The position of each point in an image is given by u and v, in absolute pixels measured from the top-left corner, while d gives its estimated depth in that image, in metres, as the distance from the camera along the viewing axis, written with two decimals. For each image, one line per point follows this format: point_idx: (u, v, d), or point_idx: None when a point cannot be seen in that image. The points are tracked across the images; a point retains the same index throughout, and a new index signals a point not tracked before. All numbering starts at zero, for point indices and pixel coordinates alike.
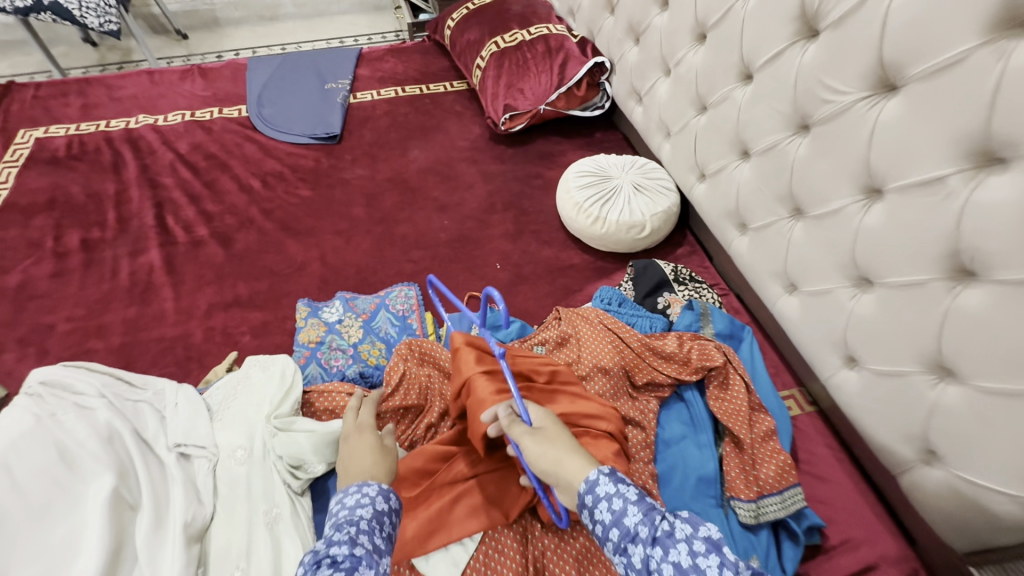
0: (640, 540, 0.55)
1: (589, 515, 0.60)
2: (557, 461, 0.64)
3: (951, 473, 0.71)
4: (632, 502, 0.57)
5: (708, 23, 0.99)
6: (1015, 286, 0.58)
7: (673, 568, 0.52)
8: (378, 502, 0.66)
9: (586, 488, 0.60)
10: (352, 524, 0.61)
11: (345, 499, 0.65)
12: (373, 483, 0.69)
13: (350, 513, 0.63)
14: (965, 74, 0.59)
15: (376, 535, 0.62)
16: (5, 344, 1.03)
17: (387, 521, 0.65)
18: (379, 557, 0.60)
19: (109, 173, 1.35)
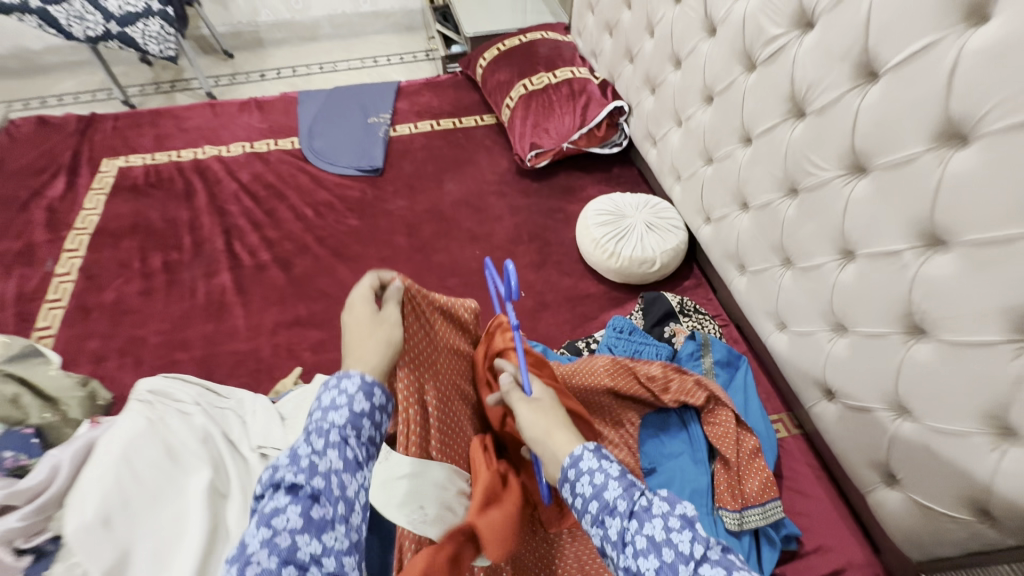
0: (618, 513, 0.60)
1: (570, 488, 0.64)
2: (545, 433, 0.69)
3: (907, 494, 0.84)
4: (614, 477, 0.62)
5: (715, 89, 1.11)
6: (953, 345, 0.71)
7: (647, 540, 0.57)
8: (355, 403, 0.61)
9: (570, 462, 0.65)
10: (321, 436, 0.58)
11: (322, 399, 0.62)
12: (354, 375, 0.64)
13: (322, 419, 0.60)
14: (915, 170, 0.72)
15: (347, 446, 0.59)
16: (106, 353, 1.22)
17: (366, 424, 0.62)
18: (349, 474, 0.58)
19: (183, 201, 1.54)
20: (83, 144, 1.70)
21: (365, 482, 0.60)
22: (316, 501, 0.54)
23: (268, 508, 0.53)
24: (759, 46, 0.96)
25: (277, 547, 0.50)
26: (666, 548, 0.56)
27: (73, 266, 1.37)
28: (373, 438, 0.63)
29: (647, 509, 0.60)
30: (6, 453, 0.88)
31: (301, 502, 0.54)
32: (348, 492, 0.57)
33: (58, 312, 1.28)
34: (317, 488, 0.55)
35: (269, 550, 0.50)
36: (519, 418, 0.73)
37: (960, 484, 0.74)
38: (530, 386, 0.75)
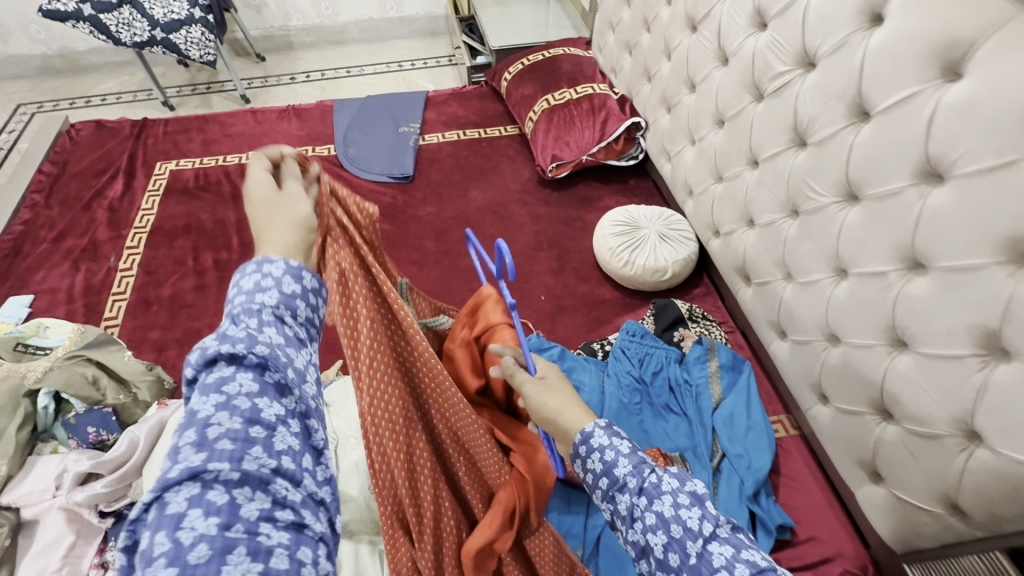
0: (628, 489, 0.65)
1: (582, 463, 0.70)
2: (556, 410, 0.75)
3: (890, 490, 0.94)
4: (624, 455, 0.67)
5: (726, 114, 1.21)
6: (928, 358, 0.81)
7: (656, 515, 0.62)
8: (286, 284, 0.52)
9: (582, 439, 0.70)
10: (252, 315, 0.48)
11: (241, 282, 0.51)
12: (278, 261, 0.53)
13: (247, 300, 0.49)
14: (900, 203, 0.82)
15: (286, 323, 0.50)
16: (167, 343, 1.35)
17: (300, 304, 0.52)
18: (293, 350, 0.49)
19: (230, 203, 1.67)
20: (138, 147, 1.84)
21: (312, 360, 0.52)
22: (265, 369, 0.46)
23: (206, 393, 0.44)
24: (766, 80, 1.06)
25: (237, 411, 0.43)
26: (676, 525, 0.60)
27: (134, 262, 1.51)
28: (312, 321, 0.54)
29: (657, 487, 0.64)
30: (89, 429, 1.08)
31: (250, 373, 0.45)
32: (297, 366, 0.49)
33: (122, 304, 1.42)
34: (263, 356, 0.46)
35: (228, 413, 0.43)
36: (525, 396, 0.77)
37: (933, 480, 0.84)
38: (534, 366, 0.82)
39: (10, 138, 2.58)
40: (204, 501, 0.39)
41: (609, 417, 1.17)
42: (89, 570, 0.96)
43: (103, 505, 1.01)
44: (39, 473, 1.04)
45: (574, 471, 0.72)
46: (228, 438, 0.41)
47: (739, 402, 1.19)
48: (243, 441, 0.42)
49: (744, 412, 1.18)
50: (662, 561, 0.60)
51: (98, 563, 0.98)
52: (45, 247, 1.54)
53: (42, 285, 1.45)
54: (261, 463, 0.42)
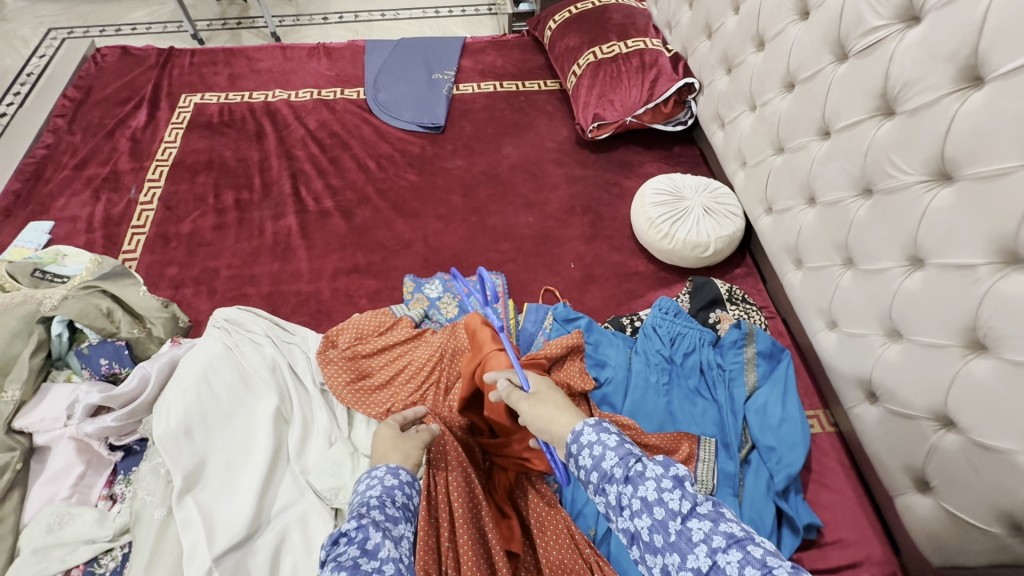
0: (615, 480, 0.70)
1: (575, 460, 0.75)
2: (549, 420, 0.81)
3: (938, 501, 0.86)
4: (610, 448, 0.73)
5: (799, 76, 1.08)
6: (1016, 366, 0.71)
7: (641, 501, 0.68)
8: (386, 480, 0.78)
9: (573, 438, 0.76)
10: (367, 505, 0.73)
11: (359, 487, 0.78)
12: (380, 467, 0.82)
13: (363, 496, 0.75)
14: (1008, 187, 0.70)
15: (386, 506, 0.74)
16: (184, 280, 1.32)
17: (397, 493, 0.77)
18: (393, 523, 0.72)
19: (254, 141, 1.60)
20: (163, 77, 1.77)
21: (408, 534, 0.73)
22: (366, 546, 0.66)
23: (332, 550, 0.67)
24: (855, 37, 0.92)
25: (343, 564, 0.63)
26: (659, 507, 0.66)
27: (154, 196, 1.47)
28: (408, 504, 0.78)
29: (641, 475, 0.70)
30: (102, 362, 1.06)
31: (356, 539, 0.67)
32: (395, 534, 0.71)
33: (141, 237, 1.39)
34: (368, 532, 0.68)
35: (338, 568, 0.63)
36: (523, 415, 0.85)
37: (994, 498, 0.76)
38: (524, 379, 0.88)
39: (41, 63, 2.54)
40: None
41: (635, 395, 1.12)
42: (98, 500, 0.97)
43: (113, 439, 1.00)
44: (51, 402, 1.02)
45: (569, 469, 0.77)
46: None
47: (774, 392, 1.11)
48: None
49: (779, 404, 1.09)
50: (649, 542, 0.66)
51: (106, 495, 0.98)
52: (66, 173, 1.50)
53: (62, 212, 1.42)
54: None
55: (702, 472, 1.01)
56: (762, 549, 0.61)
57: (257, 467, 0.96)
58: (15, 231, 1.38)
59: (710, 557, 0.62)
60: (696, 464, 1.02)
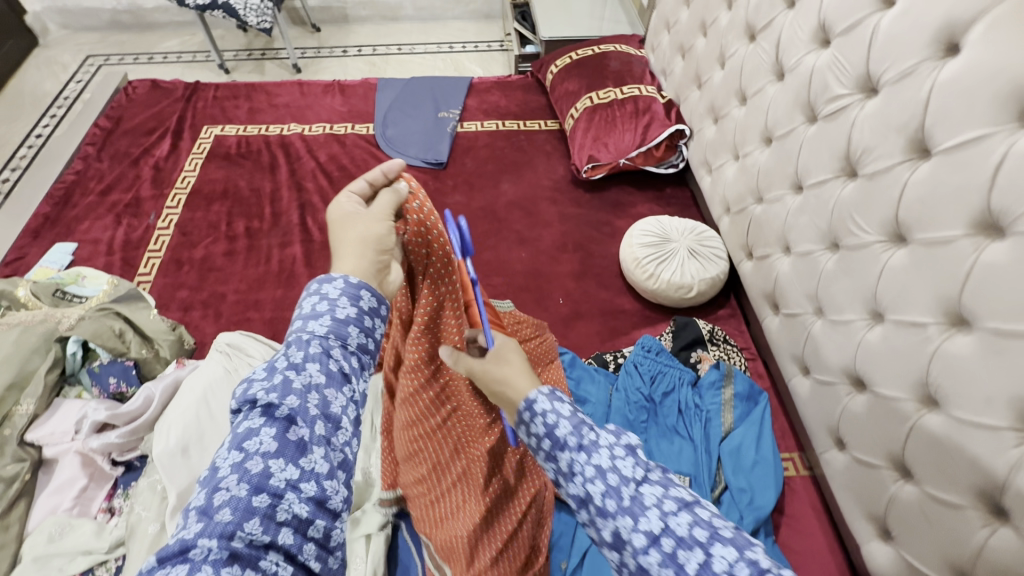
0: (568, 448, 0.62)
1: (525, 429, 0.66)
2: (504, 381, 0.69)
3: (898, 550, 0.88)
4: (565, 417, 0.63)
5: (775, 132, 1.14)
6: (961, 423, 0.74)
7: (595, 468, 0.60)
8: (340, 308, 0.61)
9: (526, 405, 0.65)
10: (301, 352, 0.57)
11: (301, 312, 0.61)
12: (337, 278, 0.63)
13: (302, 334, 0.59)
14: (952, 253, 0.75)
15: (328, 359, 0.58)
16: (193, 303, 1.39)
17: (352, 332, 0.61)
18: (332, 390, 0.57)
19: (267, 172, 1.70)
20: (187, 109, 1.89)
21: (351, 396, 0.59)
22: (291, 425, 0.53)
23: (241, 429, 0.53)
24: (822, 101, 0.98)
25: (248, 474, 0.50)
26: (612, 473, 0.60)
27: (171, 222, 1.56)
28: (364, 345, 0.63)
29: (596, 442, 0.63)
30: (111, 380, 1.13)
31: (277, 425, 0.53)
32: (331, 409, 0.57)
33: (156, 261, 1.47)
34: (292, 410, 0.54)
35: (240, 475, 0.50)
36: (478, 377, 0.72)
37: (945, 551, 0.78)
38: (490, 339, 0.76)
39: (77, 88, 2.71)
40: (219, 528, 0.47)
41: None
42: (98, 513, 1.03)
43: (116, 455, 1.06)
44: (61, 417, 1.09)
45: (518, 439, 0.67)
46: (232, 504, 0.49)
47: (749, 434, 1.14)
48: (245, 508, 0.49)
49: (755, 447, 1.12)
50: (601, 508, 0.59)
51: (106, 508, 1.04)
52: (92, 198, 1.60)
53: (85, 235, 1.51)
54: (252, 541, 0.48)
55: None
56: (710, 512, 0.57)
57: None
58: (41, 251, 1.47)
59: (661, 520, 0.56)
60: None
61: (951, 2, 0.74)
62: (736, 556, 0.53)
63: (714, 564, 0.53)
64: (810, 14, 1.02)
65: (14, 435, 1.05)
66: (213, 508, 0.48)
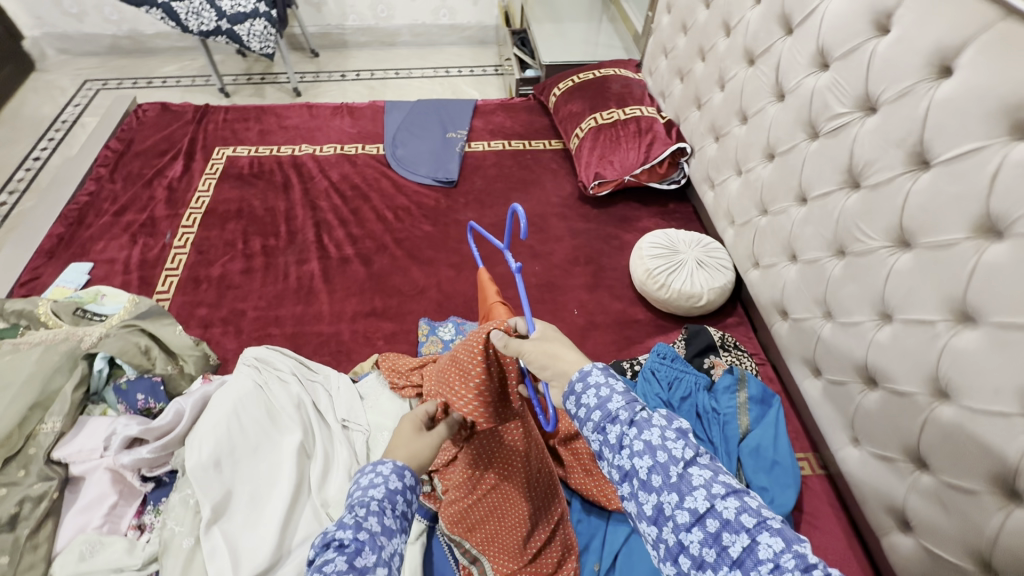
0: (619, 421, 0.67)
1: (575, 399, 0.71)
2: (553, 355, 0.76)
3: (917, 539, 0.93)
4: (618, 392, 0.69)
5: (778, 148, 1.22)
6: (973, 412, 0.79)
7: (644, 444, 0.65)
8: (392, 482, 0.71)
9: (579, 376, 0.72)
10: (364, 506, 0.66)
11: (360, 479, 0.71)
12: (387, 461, 0.75)
13: (362, 493, 0.69)
14: (954, 255, 0.81)
15: (386, 515, 0.67)
16: (212, 320, 1.40)
17: (399, 500, 0.70)
18: (388, 538, 0.65)
19: (281, 192, 1.73)
20: (198, 132, 1.92)
21: (400, 549, 0.66)
22: (358, 555, 0.60)
23: (316, 563, 0.59)
24: (824, 119, 1.06)
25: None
26: (662, 450, 0.64)
27: (187, 241, 1.58)
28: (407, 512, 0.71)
29: (647, 421, 0.67)
30: (138, 396, 1.13)
31: (346, 555, 0.59)
32: (385, 553, 0.63)
33: (174, 279, 1.49)
34: (360, 543, 0.61)
35: None
36: (525, 356, 0.79)
37: (964, 537, 0.83)
38: (530, 322, 0.83)
39: (76, 112, 2.72)
40: None
41: None
42: (127, 530, 1.02)
43: (146, 471, 1.06)
44: (88, 433, 1.09)
45: (565, 409, 0.73)
46: None
47: (766, 435, 1.19)
48: None
49: (772, 447, 1.17)
50: (644, 481, 0.63)
51: (136, 525, 1.03)
52: (106, 219, 1.61)
53: (101, 255, 1.52)
54: None
55: None
56: (759, 502, 0.60)
57: (280, 500, 1.02)
58: (55, 271, 1.47)
59: (708, 501, 0.60)
60: None
61: (940, 30, 0.82)
62: (783, 546, 0.55)
63: (759, 550, 0.56)
64: (809, 41, 1.10)
65: (40, 454, 1.04)
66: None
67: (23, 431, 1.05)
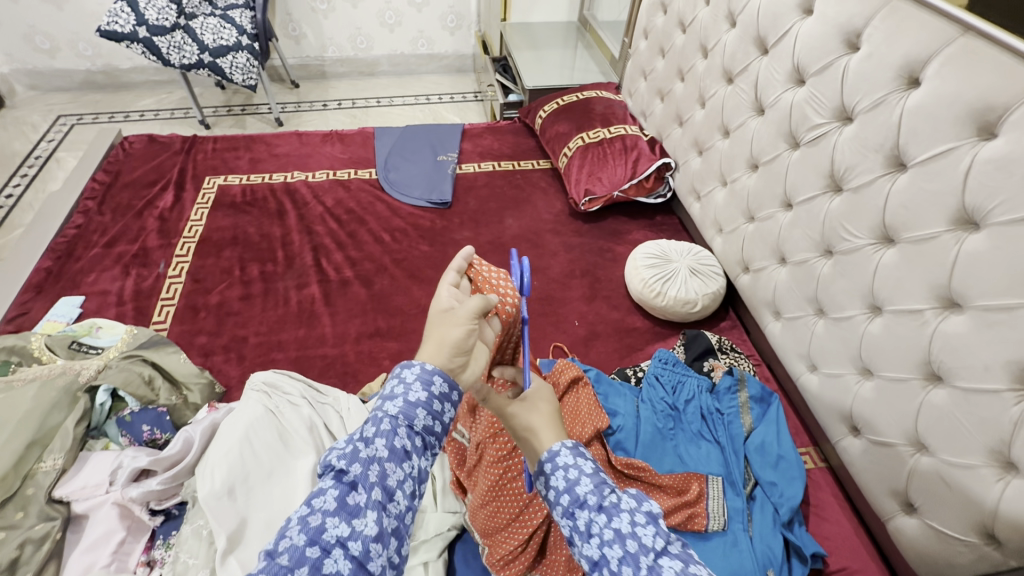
0: (587, 506, 0.65)
1: (546, 480, 0.70)
2: (530, 429, 0.75)
3: (923, 521, 0.97)
4: (586, 474, 0.68)
5: (761, 158, 1.30)
6: (966, 392, 0.85)
7: (613, 532, 0.62)
8: (411, 393, 0.67)
9: (548, 456, 0.71)
10: (376, 424, 0.66)
11: (385, 388, 0.69)
12: (415, 364, 0.70)
13: (381, 408, 0.67)
14: (937, 246, 0.88)
15: (396, 435, 0.65)
16: (213, 348, 1.39)
17: (418, 416, 0.67)
18: (394, 465, 0.64)
19: (275, 218, 1.74)
20: (187, 162, 1.91)
21: (411, 473, 0.65)
22: (353, 489, 0.61)
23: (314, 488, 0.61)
24: (804, 130, 1.14)
25: (307, 526, 0.57)
26: (631, 540, 0.61)
27: (182, 270, 1.56)
28: (430, 426, 0.69)
29: (616, 505, 0.65)
30: (143, 428, 1.11)
31: (341, 488, 0.61)
32: (389, 481, 0.63)
33: (170, 309, 1.46)
34: (356, 475, 0.61)
35: (301, 526, 0.57)
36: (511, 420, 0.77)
37: (969, 514, 0.87)
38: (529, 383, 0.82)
39: (50, 147, 2.68)
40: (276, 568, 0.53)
41: (646, 441, 1.19)
42: (136, 567, 0.98)
43: (154, 504, 1.03)
44: (91, 470, 1.05)
45: (537, 488, 0.72)
46: (290, 550, 0.55)
47: (769, 431, 1.22)
48: (299, 556, 0.54)
49: (776, 442, 1.20)
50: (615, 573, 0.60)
51: (145, 561, 0.99)
52: (96, 251, 1.59)
53: (92, 287, 1.49)
54: None
55: (714, 509, 1.07)
56: None
57: None
58: (45, 305, 1.43)
59: None
60: (705, 502, 1.09)
61: (908, 46, 0.91)
62: None
63: None
64: (784, 59, 1.19)
65: (40, 493, 0.99)
66: (276, 551, 0.55)
67: (20, 472, 0.99)
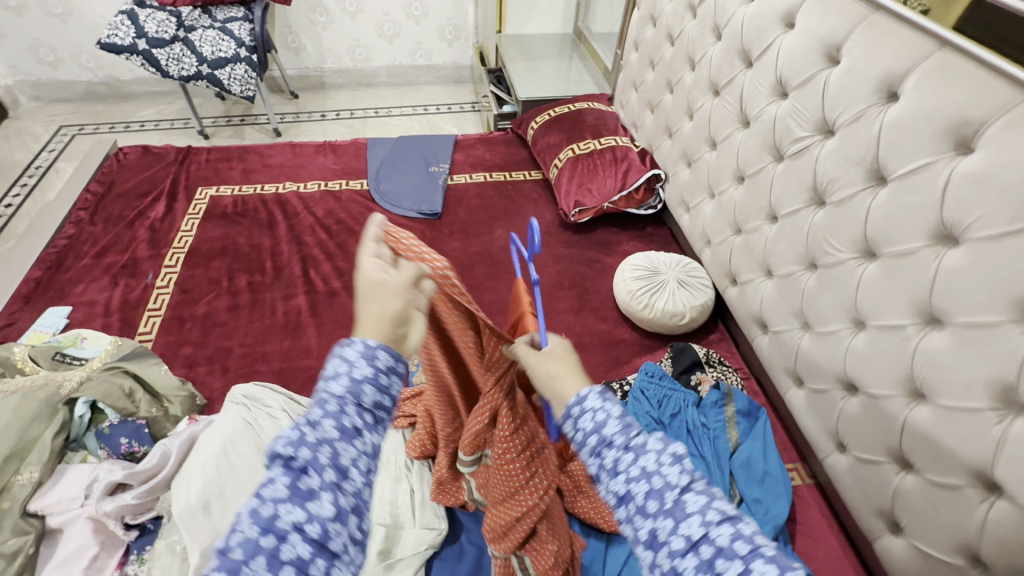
0: (615, 445, 0.59)
1: (571, 422, 0.63)
2: (554, 375, 0.70)
3: (909, 541, 0.95)
4: (614, 416, 0.61)
5: (747, 171, 1.29)
6: (947, 410, 0.83)
7: (640, 470, 0.57)
8: (357, 369, 0.57)
9: (575, 400, 0.64)
10: (321, 406, 0.56)
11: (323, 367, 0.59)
12: (358, 340, 0.60)
13: (324, 387, 0.57)
14: (917, 261, 0.87)
15: (345, 413, 0.56)
16: (198, 359, 1.38)
17: (366, 391, 0.57)
18: (346, 443, 0.55)
19: (265, 229, 1.74)
20: (180, 172, 1.92)
21: (369, 449, 0.57)
22: (303, 474, 0.52)
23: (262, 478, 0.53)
24: (787, 142, 1.14)
25: (259, 517, 0.49)
26: (657, 477, 0.56)
27: (170, 280, 1.56)
28: (384, 399, 0.59)
29: (642, 444, 0.59)
30: (122, 440, 1.11)
31: (290, 475, 0.52)
32: (343, 462, 0.54)
33: (156, 320, 1.46)
34: (304, 461, 0.52)
35: (251, 518, 0.49)
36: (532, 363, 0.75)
37: (952, 535, 0.85)
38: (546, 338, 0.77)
39: (50, 158, 2.70)
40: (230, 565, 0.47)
41: None
42: None
43: (129, 518, 1.02)
44: (69, 482, 1.05)
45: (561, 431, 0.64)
46: (243, 544, 0.48)
47: (755, 447, 1.21)
48: (253, 549, 0.48)
49: (762, 458, 1.19)
50: (642, 507, 0.55)
51: None
52: (86, 261, 1.59)
53: (80, 298, 1.49)
54: None
55: None
56: (757, 529, 0.52)
57: None
58: (32, 316, 1.44)
59: (703, 527, 0.53)
60: None
61: (887, 59, 0.90)
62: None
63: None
64: (768, 72, 1.19)
65: (15, 506, 0.98)
66: (228, 548, 0.48)
67: None
